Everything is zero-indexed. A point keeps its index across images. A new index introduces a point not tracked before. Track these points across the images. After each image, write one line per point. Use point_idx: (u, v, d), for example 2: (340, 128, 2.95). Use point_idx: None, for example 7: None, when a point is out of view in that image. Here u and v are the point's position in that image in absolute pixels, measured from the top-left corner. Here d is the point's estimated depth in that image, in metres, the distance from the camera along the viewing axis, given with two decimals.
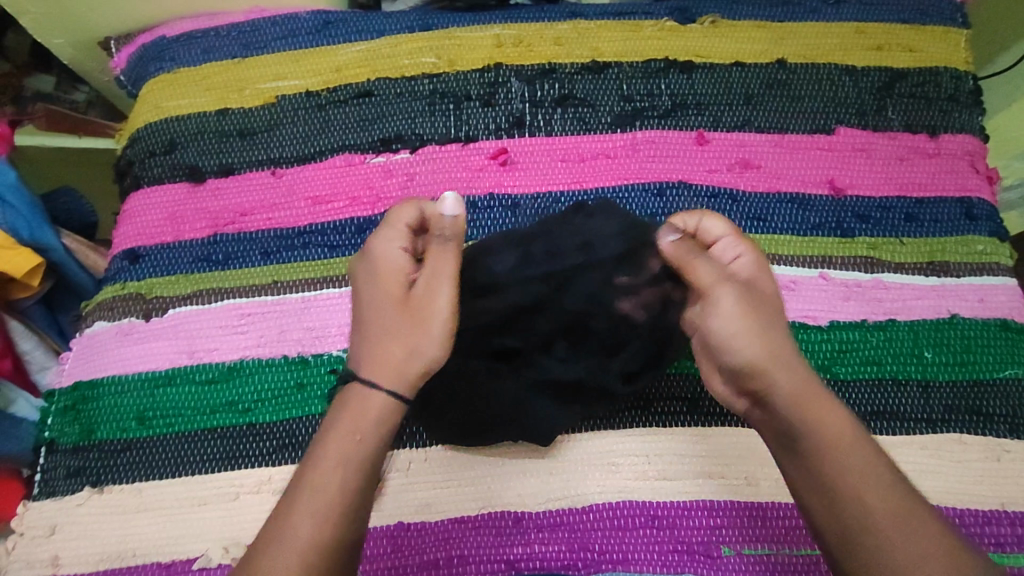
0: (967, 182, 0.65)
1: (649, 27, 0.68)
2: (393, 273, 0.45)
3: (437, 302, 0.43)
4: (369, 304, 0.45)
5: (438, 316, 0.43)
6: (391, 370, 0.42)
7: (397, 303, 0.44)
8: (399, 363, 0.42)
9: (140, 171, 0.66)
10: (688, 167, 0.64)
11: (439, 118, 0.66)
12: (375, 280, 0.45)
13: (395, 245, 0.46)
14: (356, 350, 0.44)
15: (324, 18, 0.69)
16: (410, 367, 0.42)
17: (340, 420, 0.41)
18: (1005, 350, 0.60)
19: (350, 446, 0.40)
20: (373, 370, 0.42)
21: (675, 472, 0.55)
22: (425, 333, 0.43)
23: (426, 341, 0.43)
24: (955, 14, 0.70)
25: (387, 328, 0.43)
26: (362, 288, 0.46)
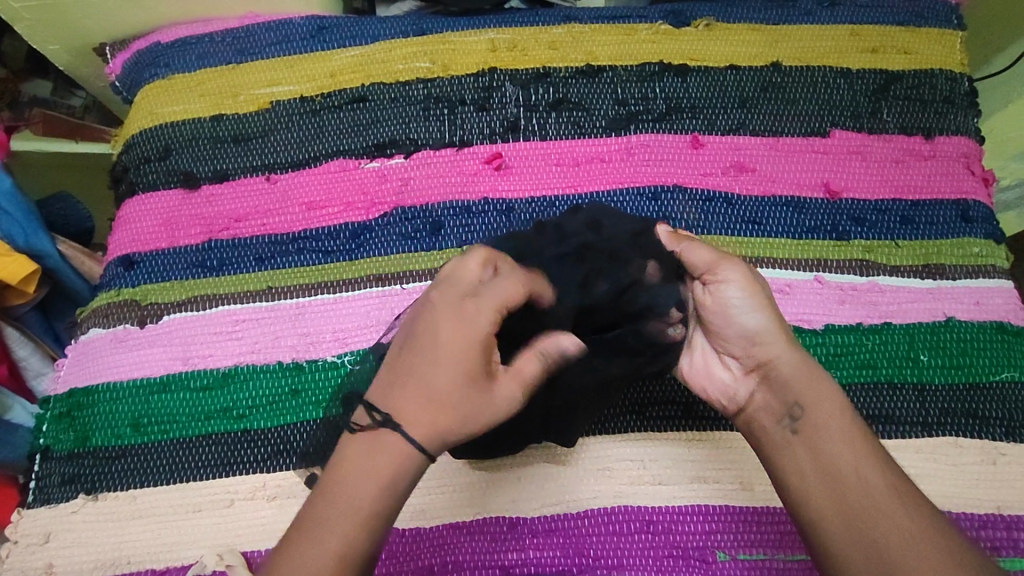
0: (963, 184, 0.65)
1: (644, 31, 0.68)
2: (480, 348, 0.39)
3: (494, 391, 0.39)
4: (430, 355, 0.39)
5: (501, 419, 0.40)
6: (435, 440, 0.38)
7: (471, 377, 0.39)
8: (444, 436, 0.38)
9: (135, 177, 0.66)
10: (683, 171, 0.64)
11: (433, 123, 0.66)
12: (451, 341, 0.39)
13: (492, 317, 0.40)
14: (399, 396, 0.38)
15: (318, 23, 0.69)
16: (453, 444, 0.39)
17: (361, 465, 0.38)
18: (1002, 352, 0.59)
19: (371, 499, 0.37)
20: (415, 429, 0.38)
21: (670, 476, 0.55)
22: (483, 425, 0.40)
23: (469, 423, 0.39)
24: (950, 15, 0.69)
25: (447, 396, 0.38)
26: (431, 334, 0.39)
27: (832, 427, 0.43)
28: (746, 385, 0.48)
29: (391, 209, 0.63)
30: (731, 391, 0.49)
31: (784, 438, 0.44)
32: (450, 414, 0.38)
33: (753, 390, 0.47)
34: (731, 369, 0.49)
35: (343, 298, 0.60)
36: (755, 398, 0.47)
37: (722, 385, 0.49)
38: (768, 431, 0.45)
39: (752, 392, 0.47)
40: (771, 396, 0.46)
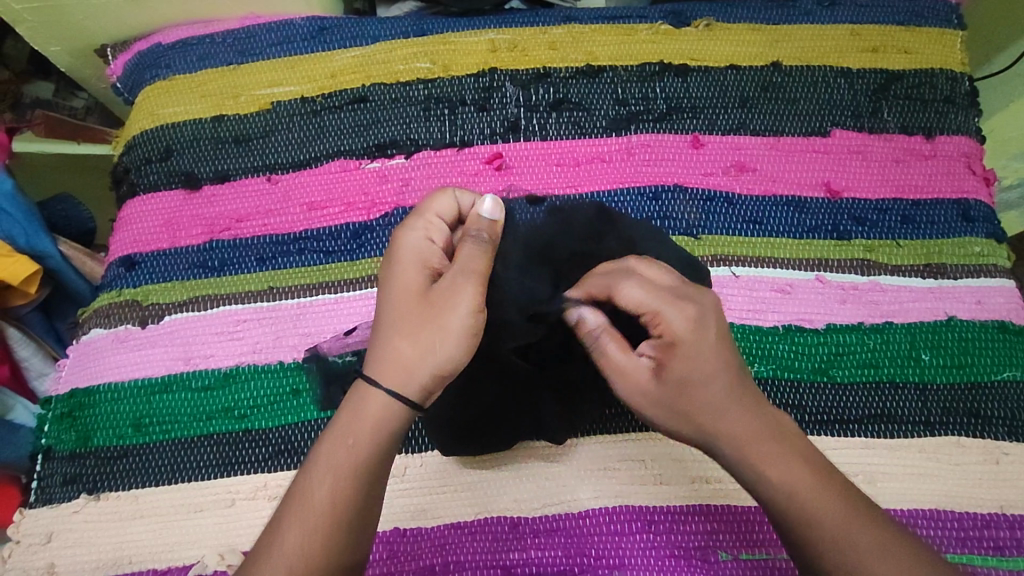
0: (964, 184, 0.65)
1: (644, 31, 0.69)
2: (417, 260, 0.44)
3: (460, 303, 0.42)
4: (388, 292, 0.44)
5: (455, 321, 0.41)
6: (398, 368, 0.41)
7: (413, 290, 0.43)
8: (403, 357, 0.41)
9: (136, 178, 0.66)
10: (683, 170, 0.64)
11: (434, 123, 0.66)
12: (397, 266, 0.45)
13: (422, 234, 0.45)
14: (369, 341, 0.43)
15: (319, 24, 0.69)
16: (417, 368, 0.41)
17: (331, 430, 0.41)
18: (1003, 352, 0.59)
19: (340, 457, 0.39)
20: (379, 369, 0.41)
21: (671, 476, 0.55)
22: (438, 328, 0.41)
23: (438, 341, 0.41)
24: (950, 15, 0.69)
25: (402, 317, 0.42)
26: (383, 274, 0.46)
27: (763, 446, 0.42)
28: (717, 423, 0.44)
29: (392, 210, 0.63)
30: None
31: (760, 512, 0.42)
32: (420, 329, 0.42)
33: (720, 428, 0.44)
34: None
35: (344, 299, 0.60)
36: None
37: None
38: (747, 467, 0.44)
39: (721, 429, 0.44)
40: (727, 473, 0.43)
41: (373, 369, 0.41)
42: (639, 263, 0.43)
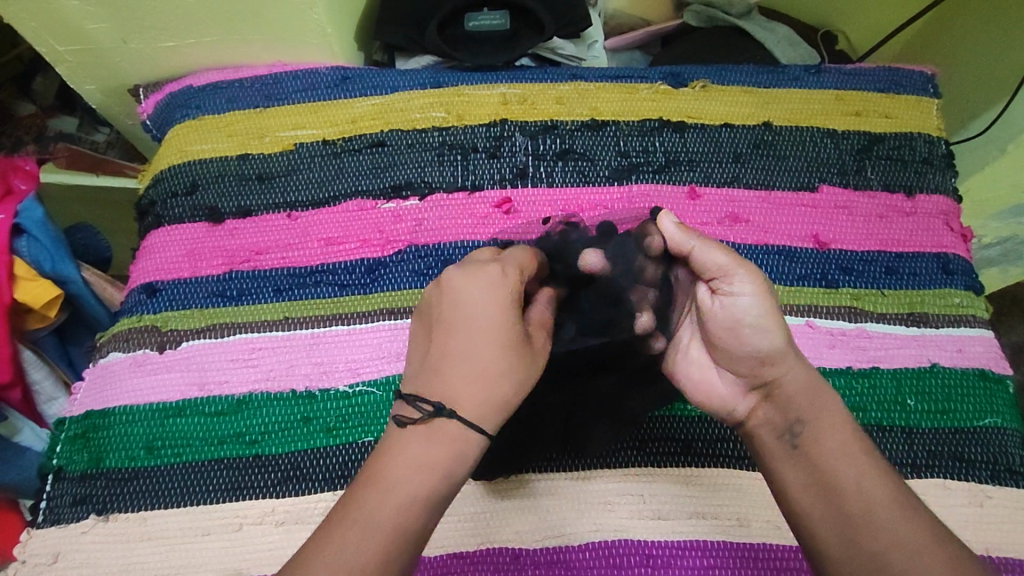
0: (943, 239, 0.69)
1: (645, 90, 0.74)
2: (515, 309, 0.45)
3: (536, 369, 0.46)
4: (474, 327, 0.44)
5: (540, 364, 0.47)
6: (496, 411, 0.43)
7: (509, 331, 0.44)
8: (500, 402, 0.43)
9: (161, 210, 0.69)
10: (681, 219, 0.68)
11: (447, 168, 0.70)
12: (499, 306, 0.45)
13: (510, 275, 0.46)
14: (445, 382, 0.43)
15: (342, 73, 0.74)
16: (507, 406, 0.43)
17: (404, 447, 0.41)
18: (984, 399, 0.62)
19: (419, 473, 0.40)
20: (470, 408, 0.42)
21: (669, 511, 0.57)
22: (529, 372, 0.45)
23: (518, 396, 0.44)
24: (926, 84, 0.75)
25: (488, 361, 0.43)
26: (469, 302, 0.44)
27: (830, 440, 0.46)
28: (747, 402, 0.51)
29: (405, 247, 0.66)
30: (732, 404, 0.51)
31: (784, 451, 0.47)
32: (507, 374, 0.43)
33: (754, 406, 0.50)
34: (731, 384, 0.52)
35: (357, 330, 0.63)
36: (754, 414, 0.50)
37: (723, 398, 0.52)
38: (768, 443, 0.48)
39: (753, 408, 0.50)
40: (773, 412, 0.48)
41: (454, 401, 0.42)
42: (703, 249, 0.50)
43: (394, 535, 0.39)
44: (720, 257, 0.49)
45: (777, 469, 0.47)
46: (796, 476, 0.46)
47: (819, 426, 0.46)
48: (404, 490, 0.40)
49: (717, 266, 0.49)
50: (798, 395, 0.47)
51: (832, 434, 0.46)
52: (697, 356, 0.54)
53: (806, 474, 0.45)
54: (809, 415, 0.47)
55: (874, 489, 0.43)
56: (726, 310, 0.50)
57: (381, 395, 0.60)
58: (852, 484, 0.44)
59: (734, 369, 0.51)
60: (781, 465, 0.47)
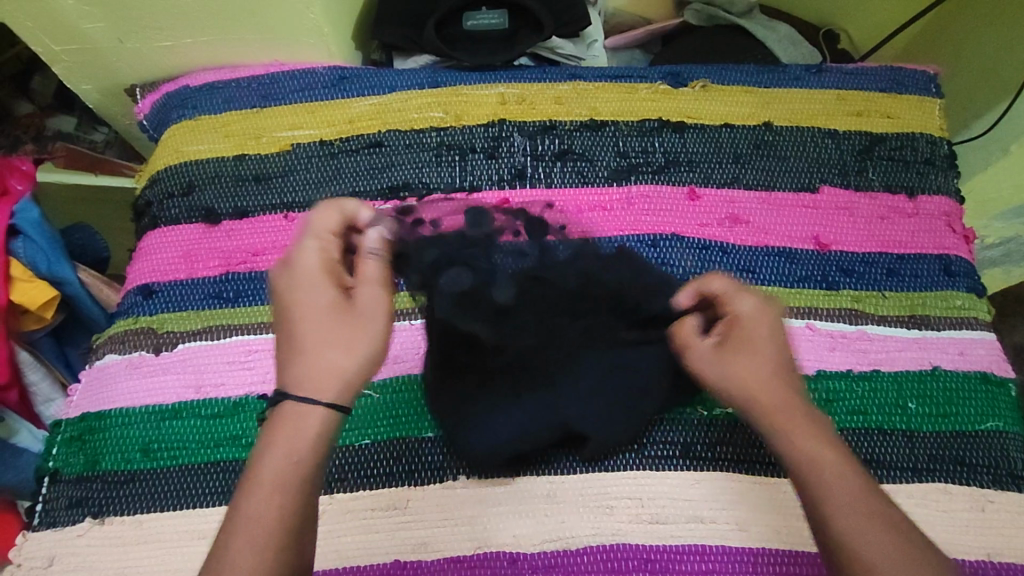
0: (944, 240, 0.68)
1: (644, 89, 0.73)
2: (320, 275, 0.44)
3: (378, 308, 0.44)
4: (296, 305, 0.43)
5: (374, 327, 0.43)
6: (336, 384, 0.41)
7: (323, 299, 0.43)
8: (336, 374, 0.42)
9: (158, 211, 0.69)
10: (681, 220, 0.68)
11: (445, 168, 0.69)
12: (302, 284, 0.44)
13: (317, 250, 0.45)
14: (284, 367, 0.42)
15: (340, 73, 0.73)
16: (349, 377, 0.42)
17: (269, 448, 0.40)
18: (986, 402, 0.62)
19: (285, 471, 0.39)
20: (309, 388, 0.41)
21: (667, 515, 0.56)
22: (363, 339, 0.42)
23: (358, 346, 0.42)
24: (929, 84, 0.75)
25: (307, 336, 0.42)
26: (282, 290, 0.44)
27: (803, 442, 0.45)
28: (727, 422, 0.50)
29: None
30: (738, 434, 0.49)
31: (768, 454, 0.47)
32: (333, 334, 0.42)
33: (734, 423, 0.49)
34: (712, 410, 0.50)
35: None
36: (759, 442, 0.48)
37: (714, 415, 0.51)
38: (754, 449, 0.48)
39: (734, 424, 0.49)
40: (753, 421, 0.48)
41: (292, 385, 0.42)
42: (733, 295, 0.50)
43: (270, 538, 0.38)
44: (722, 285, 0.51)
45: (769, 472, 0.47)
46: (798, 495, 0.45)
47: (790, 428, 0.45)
48: (279, 480, 0.39)
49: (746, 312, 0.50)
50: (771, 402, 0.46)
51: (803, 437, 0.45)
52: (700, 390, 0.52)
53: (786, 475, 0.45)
54: (782, 420, 0.46)
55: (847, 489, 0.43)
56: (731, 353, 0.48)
57: (380, 398, 0.60)
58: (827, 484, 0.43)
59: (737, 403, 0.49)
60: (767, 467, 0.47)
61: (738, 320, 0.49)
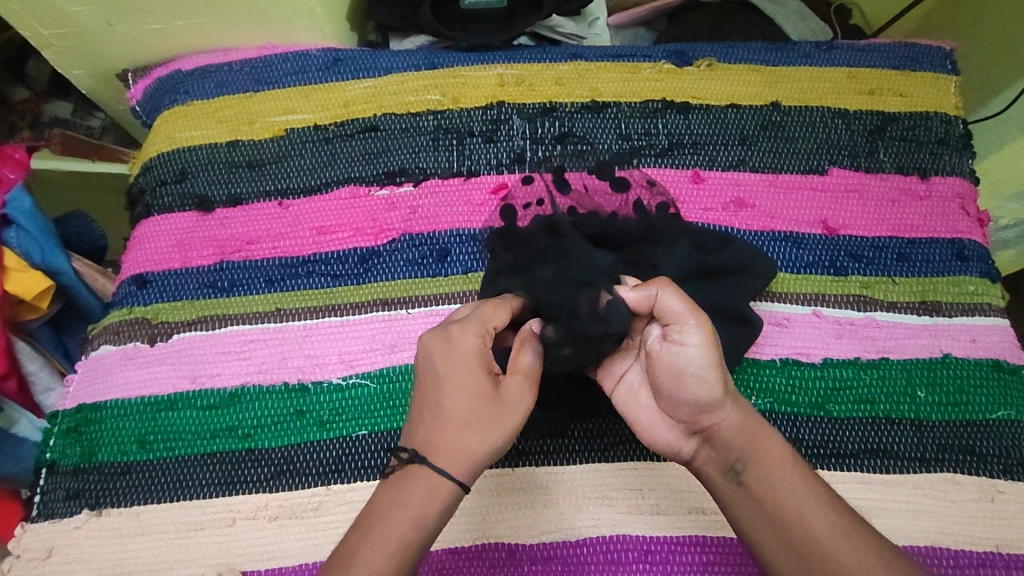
0: (958, 224, 0.66)
1: (648, 69, 0.71)
2: (479, 361, 0.47)
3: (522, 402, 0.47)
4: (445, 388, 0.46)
5: (521, 409, 0.47)
6: (469, 466, 0.45)
7: (482, 386, 0.46)
8: (471, 457, 0.45)
9: (151, 199, 0.68)
10: (685, 204, 0.66)
11: (442, 153, 0.68)
12: (458, 367, 0.46)
13: (476, 336, 0.47)
14: (425, 431, 0.46)
15: (334, 55, 0.71)
16: (479, 459, 0.45)
17: (398, 505, 0.43)
18: (997, 390, 0.60)
19: (400, 528, 0.43)
20: (443, 456, 0.44)
21: (667, 506, 0.55)
22: (500, 426, 0.46)
23: (495, 436, 0.46)
24: (944, 60, 0.72)
25: (457, 415, 0.45)
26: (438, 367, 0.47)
27: (774, 475, 0.45)
28: (691, 443, 0.49)
29: (399, 236, 0.65)
30: (676, 447, 0.50)
31: (730, 489, 0.47)
32: (473, 419, 0.45)
33: (698, 447, 0.49)
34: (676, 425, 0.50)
35: (350, 321, 0.61)
36: (700, 455, 0.49)
37: (669, 439, 0.50)
38: (716, 485, 0.47)
39: (698, 448, 0.49)
40: (715, 454, 0.48)
41: (434, 455, 0.45)
42: (662, 296, 0.47)
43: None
44: (677, 307, 0.47)
45: (730, 510, 0.46)
46: (749, 512, 0.45)
47: (761, 458, 0.46)
48: (399, 532, 0.42)
49: (672, 316, 0.47)
50: (739, 433, 0.47)
51: (772, 467, 0.46)
52: (647, 401, 0.52)
53: (758, 513, 0.45)
54: (754, 450, 0.46)
55: (844, 545, 0.42)
56: (672, 357, 0.48)
57: (376, 387, 0.59)
58: (812, 526, 0.43)
59: (674, 414, 0.49)
60: (728, 500, 0.47)
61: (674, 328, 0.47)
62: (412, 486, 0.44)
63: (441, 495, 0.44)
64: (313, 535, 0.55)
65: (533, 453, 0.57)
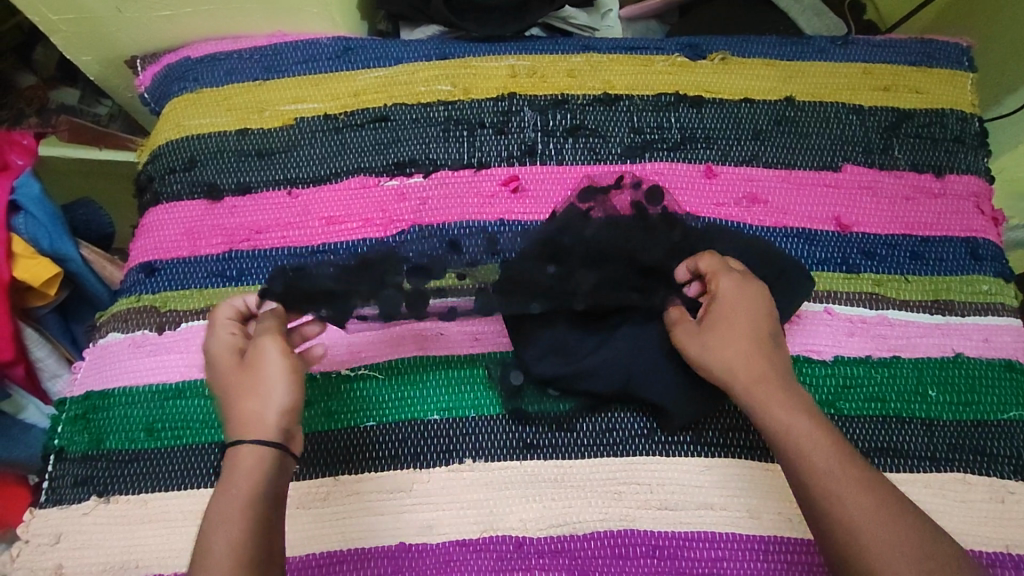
0: (973, 223, 0.66)
1: (660, 62, 0.70)
2: (224, 356, 0.50)
3: (269, 360, 0.49)
4: (218, 385, 0.49)
5: (277, 366, 0.48)
6: (260, 424, 0.46)
7: (234, 370, 0.49)
8: (261, 418, 0.46)
9: (160, 187, 0.68)
10: (696, 199, 0.65)
11: (453, 144, 0.67)
12: (218, 369, 0.49)
13: (227, 336, 0.51)
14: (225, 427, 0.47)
15: (345, 44, 0.71)
16: (272, 415, 0.46)
17: (223, 488, 0.43)
18: (1009, 390, 0.60)
19: (231, 502, 0.42)
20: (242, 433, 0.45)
21: (677, 502, 0.55)
22: (271, 382, 0.48)
23: (278, 393, 0.47)
24: (961, 56, 0.71)
25: (236, 395, 0.47)
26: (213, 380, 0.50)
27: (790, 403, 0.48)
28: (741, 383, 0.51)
29: (409, 227, 0.64)
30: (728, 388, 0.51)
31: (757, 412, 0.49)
32: (252, 389, 0.47)
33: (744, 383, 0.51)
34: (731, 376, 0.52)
35: None
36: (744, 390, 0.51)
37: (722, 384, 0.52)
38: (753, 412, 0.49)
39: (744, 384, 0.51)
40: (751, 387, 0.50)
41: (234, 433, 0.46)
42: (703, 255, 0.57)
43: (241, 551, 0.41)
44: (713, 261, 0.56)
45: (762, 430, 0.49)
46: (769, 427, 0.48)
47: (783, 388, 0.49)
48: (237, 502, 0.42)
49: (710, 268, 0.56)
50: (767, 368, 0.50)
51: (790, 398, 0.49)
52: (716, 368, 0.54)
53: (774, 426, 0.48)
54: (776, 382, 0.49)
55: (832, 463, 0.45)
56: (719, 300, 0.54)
57: (385, 378, 0.59)
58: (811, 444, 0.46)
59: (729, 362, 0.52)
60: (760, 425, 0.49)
61: (717, 275, 0.55)
62: (234, 467, 0.44)
63: (252, 456, 0.44)
64: (321, 525, 0.55)
65: (544, 446, 0.57)
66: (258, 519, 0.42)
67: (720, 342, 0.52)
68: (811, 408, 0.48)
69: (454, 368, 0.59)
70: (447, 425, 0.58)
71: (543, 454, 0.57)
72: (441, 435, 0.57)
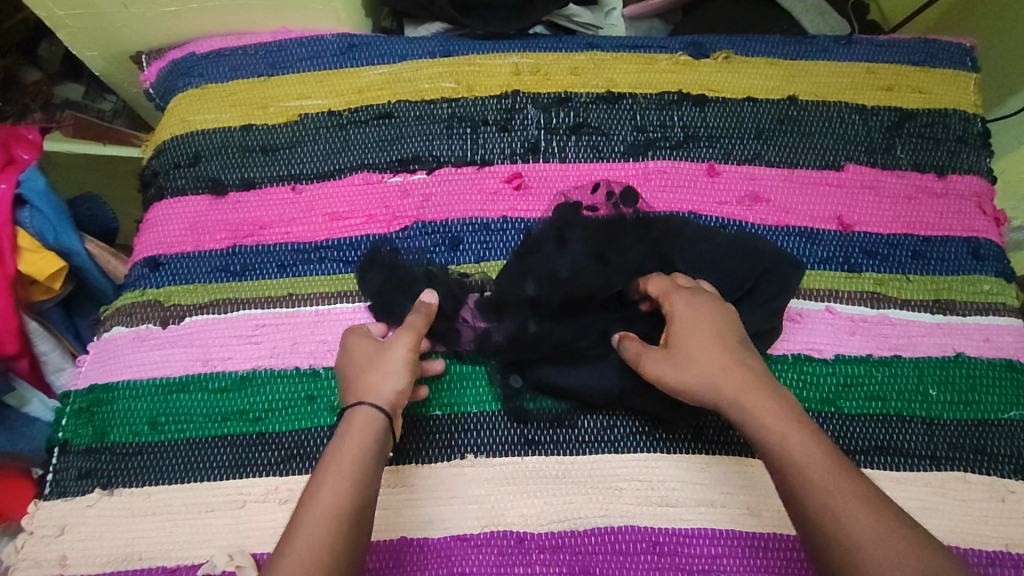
0: (974, 223, 0.66)
1: (664, 61, 0.71)
2: (355, 343, 0.55)
3: (395, 349, 0.53)
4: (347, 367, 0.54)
5: (399, 354, 0.53)
6: (376, 402, 0.50)
7: (360, 353, 0.54)
8: (377, 397, 0.51)
9: (164, 182, 0.68)
10: (698, 198, 0.66)
11: (456, 141, 0.67)
12: (349, 355, 0.55)
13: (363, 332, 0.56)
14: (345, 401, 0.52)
15: (349, 41, 0.71)
16: (387, 399, 0.51)
17: (330, 460, 0.47)
18: (1010, 390, 0.60)
19: (339, 474, 0.46)
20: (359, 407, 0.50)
21: (677, 498, 0.55)
22: (392, 369, 0.52)
23: (394, 378, 0.52)
24: (964, 57, 0.71)
25: (360, 375, 0.52)
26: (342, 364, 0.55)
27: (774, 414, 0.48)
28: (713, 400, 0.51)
29: (412, 223, 0.64)
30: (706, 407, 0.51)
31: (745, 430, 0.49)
32: (374, 370, 0.52)
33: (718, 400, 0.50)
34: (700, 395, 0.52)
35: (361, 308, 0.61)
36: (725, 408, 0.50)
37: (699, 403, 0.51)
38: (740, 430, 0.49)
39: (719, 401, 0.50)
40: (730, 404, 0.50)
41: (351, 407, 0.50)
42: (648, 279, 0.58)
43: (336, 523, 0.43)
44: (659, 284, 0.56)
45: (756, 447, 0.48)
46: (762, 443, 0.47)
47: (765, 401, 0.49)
48: (343, 485, 0.45)
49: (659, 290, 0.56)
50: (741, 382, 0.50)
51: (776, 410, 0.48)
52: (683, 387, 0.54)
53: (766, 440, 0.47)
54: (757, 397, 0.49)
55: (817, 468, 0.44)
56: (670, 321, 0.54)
57: None
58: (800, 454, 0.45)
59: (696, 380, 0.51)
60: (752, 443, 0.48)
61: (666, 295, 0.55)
62: (345, 435, 0.48)
63: (365, 432, 0.48)
64: None
65: (544, 441, 0.57)
66: (359, 503, 0.45)
67: (689, 360, 0.51)
68: (795, 410, 0.49)
69: (456, 364, 0.60)
70: (449, 421, 0.58)
71: (543, 450, 0.57)
72: (442, 431, 0.58)
